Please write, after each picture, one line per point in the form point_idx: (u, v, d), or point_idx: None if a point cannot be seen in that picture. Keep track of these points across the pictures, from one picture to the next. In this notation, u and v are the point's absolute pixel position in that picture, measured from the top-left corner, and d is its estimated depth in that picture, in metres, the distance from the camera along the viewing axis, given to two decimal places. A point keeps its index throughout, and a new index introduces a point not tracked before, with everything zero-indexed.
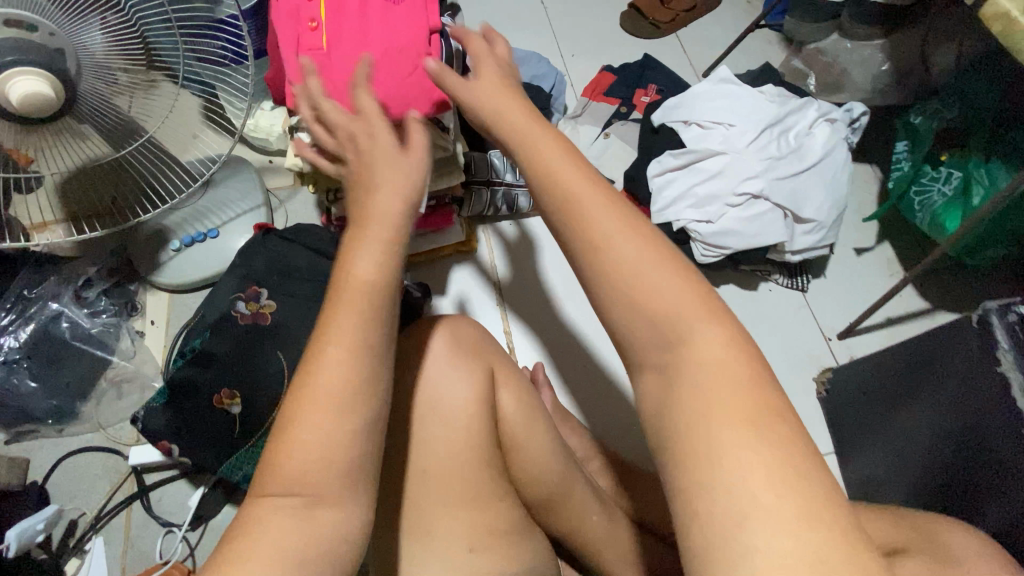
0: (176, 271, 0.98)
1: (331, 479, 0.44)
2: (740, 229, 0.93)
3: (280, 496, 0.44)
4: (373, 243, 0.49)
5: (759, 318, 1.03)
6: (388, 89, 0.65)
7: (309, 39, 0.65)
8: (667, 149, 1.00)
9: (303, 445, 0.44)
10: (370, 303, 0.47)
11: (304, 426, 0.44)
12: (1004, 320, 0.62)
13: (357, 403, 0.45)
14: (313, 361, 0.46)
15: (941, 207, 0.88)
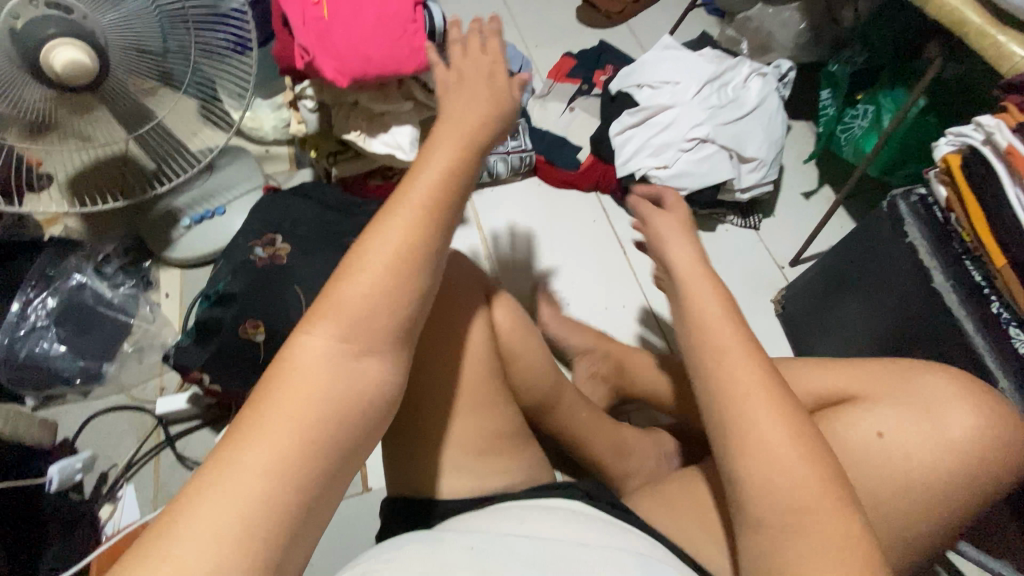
0: (187, 246, 1.06)
1: (382, 328, 0.45)
2: (694, 171, 1.06)
3: (321, 340, 0.44)
4: (443, 144, 0.52)
5: (719, 253, 1.15)
6: (380, 50, 0.76)
7: (312, 11, 0.77)
8: (624, 110, 1.13)
9: (359, 294, 0.45)
10: (439, 195, 0.49)
11: (363, 277, 0.45)
12: (908, 202, 0.75)
13: (409, 271, 0.46)
14: (380, 222, 0.47)
15: (862, 137, 1.03)
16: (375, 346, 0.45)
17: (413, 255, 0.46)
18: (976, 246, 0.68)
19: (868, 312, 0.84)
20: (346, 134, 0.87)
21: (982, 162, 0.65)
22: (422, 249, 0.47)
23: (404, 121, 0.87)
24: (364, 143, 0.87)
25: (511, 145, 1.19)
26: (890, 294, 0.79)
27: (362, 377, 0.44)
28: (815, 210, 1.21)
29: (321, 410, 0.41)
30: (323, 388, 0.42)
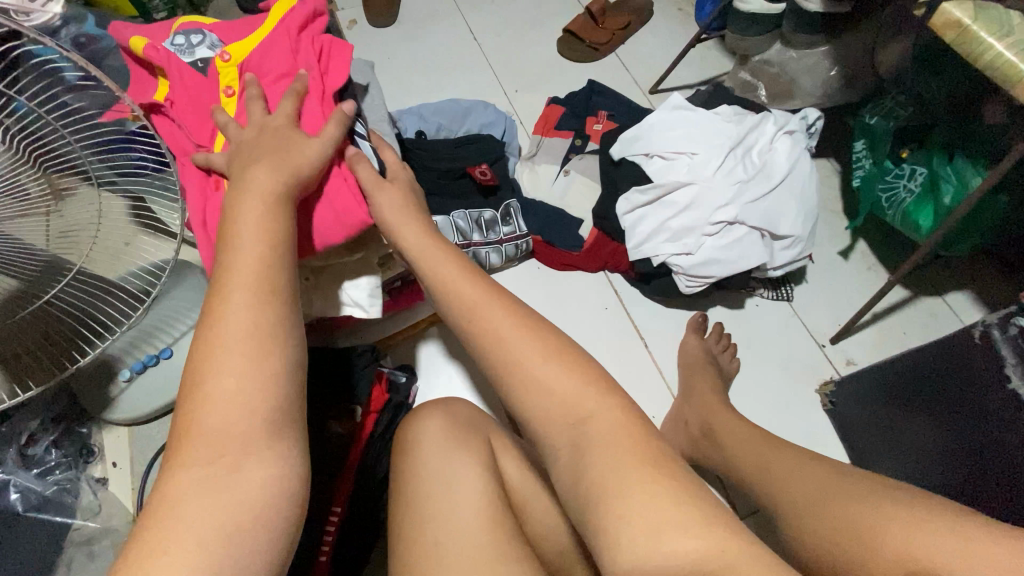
0: (131, 404, 0.89)
1: (245, 424, 0.45)
2: (721, 257, 0.91)
3: (190, 471, 0.44)
4: (250, 226, 0.53)
5: (752, 335, 1.01)
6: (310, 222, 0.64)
7: (213, 196, 0.66)
8: (632, 185, 0.97)
9: (211, 400, 0.46)
10: (264, 293, 0.50)
11: (218, 394, 0.46)
12: (1006, 336, 0.64)
13: (265, 367, 0.47)
14: (214, 316, 0.49)
15: (912, 205, 0.88)
16: (245, 449, 0.45)
17: (254, 338, 0.48)
18: None
19: (945, 442, 0.72)
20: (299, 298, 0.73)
21: None
22: (268, 325, 0.49)
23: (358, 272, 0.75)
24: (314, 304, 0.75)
25: (503, 232, 1.00)
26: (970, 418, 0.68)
27: (244, 485, 0.44)
28: (852, 270, 1.07)
29: (213, 531, 0.42)
30: (200, 508, 0.42)
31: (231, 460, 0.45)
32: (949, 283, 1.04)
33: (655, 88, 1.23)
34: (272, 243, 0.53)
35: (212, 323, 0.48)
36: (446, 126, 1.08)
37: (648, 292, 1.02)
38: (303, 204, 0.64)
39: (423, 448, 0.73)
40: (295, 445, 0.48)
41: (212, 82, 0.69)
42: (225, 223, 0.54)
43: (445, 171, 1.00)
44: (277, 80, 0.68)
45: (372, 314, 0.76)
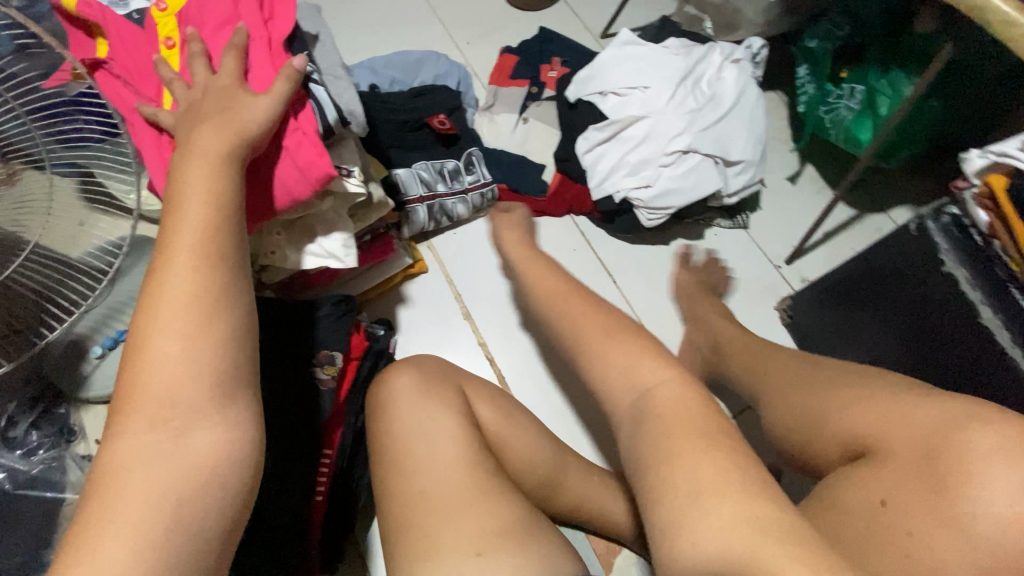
0: (106, 379, 0.88)
1: (191, 390, 0.46)
2: (679, 186, 0.94)
3: (142, 435, 0.45)
4: (190, 199, 0.52)
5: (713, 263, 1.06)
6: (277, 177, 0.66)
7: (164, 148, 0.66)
8: (589, 124, 0.99)
9: (156, 368, 0.46)
10: (205, 261, 0.50)
11: (162, 363, 0.46)
12: (939, 224, 0.69)
13: (209, 334, 0.48)
14: (153, 289, 0.48)
15: (852, 121, 0.92)
16: (194, 415, 0.46)
17: (195, 306, 0.48)
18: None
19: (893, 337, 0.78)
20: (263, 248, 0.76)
21: None
22: (212, 296, 0.49)
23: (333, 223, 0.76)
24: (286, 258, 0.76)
25: (467, 181, 1.02)
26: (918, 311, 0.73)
27: (194, 449, 0.46)
28: (802, 194, 1.12)
29: (162, 495, 0.44)
30: (153, 473, 0.44)
31: (178, 426, 0.46)
32: (891, 199, 1.10)
33: (605, 32, 1.24)
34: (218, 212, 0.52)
35: (155, 293, 0.48)
36: (400, 79, 1.07)
37: (613, 230, 1.05)
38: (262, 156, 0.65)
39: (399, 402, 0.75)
40: (246, 412, 0.49)
41: (151, 35, 0.68)
42: (174, 198, 0.53)
43: (404, 123, 1.00)
44: (216, 29, 0.67)
45: (347, 265, 0.77)
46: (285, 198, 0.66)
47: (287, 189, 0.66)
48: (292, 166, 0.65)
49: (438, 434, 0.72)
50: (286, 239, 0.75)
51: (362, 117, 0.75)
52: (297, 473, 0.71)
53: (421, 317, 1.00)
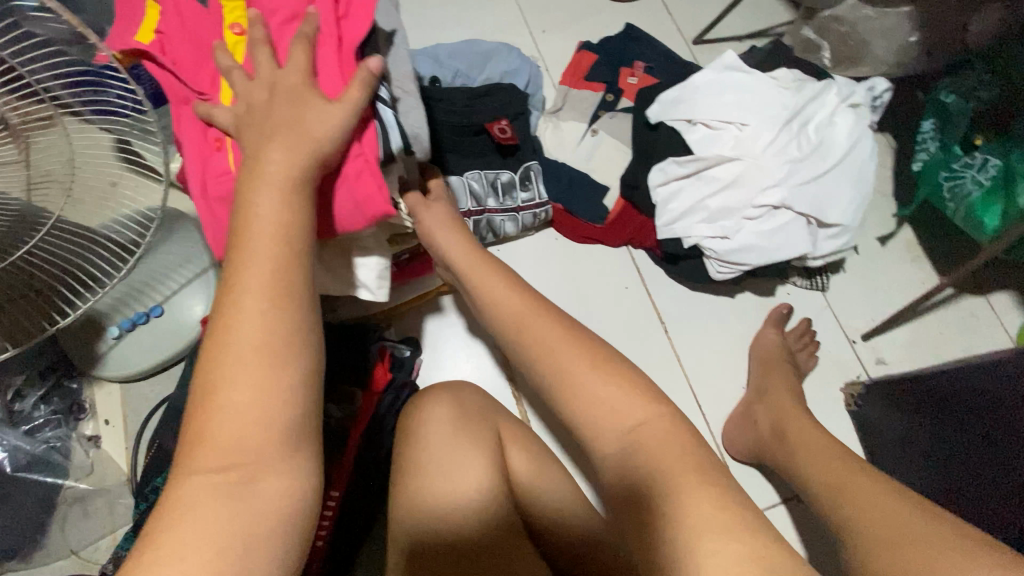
0: (120, 361, 0.85)
1: (261, 453, 0.38)
2: (762, 245, 0.83)
3: (209, 473, 0.37)
4: (268, 180, 0.44)
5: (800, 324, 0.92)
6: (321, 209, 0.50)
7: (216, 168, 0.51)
8: (669, 156, 0.87)
9: (225, 423, 0.37)
10: (280, 260, 0.41)
11: (237, 386, 0.38)
12: None
13: (292, 354, 0.40)
14: (227, 295, 0.40)
15: (978, 199, 0.79)
16: (264, 458, 0.38)
17: (272, 325, 0.39)
18: None
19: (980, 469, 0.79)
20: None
21: None
22: (282, 343, 0.39)
23: (368, 250, 0.59)
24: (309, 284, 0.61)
25: (520, 199, 0.92)
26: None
27: (263, 496, 0.37)
28: (894, 260, 0.99)
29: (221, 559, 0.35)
30: (206, 520, 0.36)
31: (249, 467, 0.37)
32: (997, 280, 0.96)
33: (699, 38, 1.09)
34: (288, 243, 0.42)
35: (223, 337, 0.39)
36: (463, 72, 0.96)
37: (674, 273, 0.94)
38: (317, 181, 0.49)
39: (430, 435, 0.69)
40: (315, 455, 0.41)
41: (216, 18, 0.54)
42: (237, 228, 0.42)
43: (461, 125, 0.89)
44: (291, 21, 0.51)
45: (380, 300, 0.61)
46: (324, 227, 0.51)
47: (337, 222, 0.50)
48: (340, 193, 0.50)
49: (460, 477, 0.65)
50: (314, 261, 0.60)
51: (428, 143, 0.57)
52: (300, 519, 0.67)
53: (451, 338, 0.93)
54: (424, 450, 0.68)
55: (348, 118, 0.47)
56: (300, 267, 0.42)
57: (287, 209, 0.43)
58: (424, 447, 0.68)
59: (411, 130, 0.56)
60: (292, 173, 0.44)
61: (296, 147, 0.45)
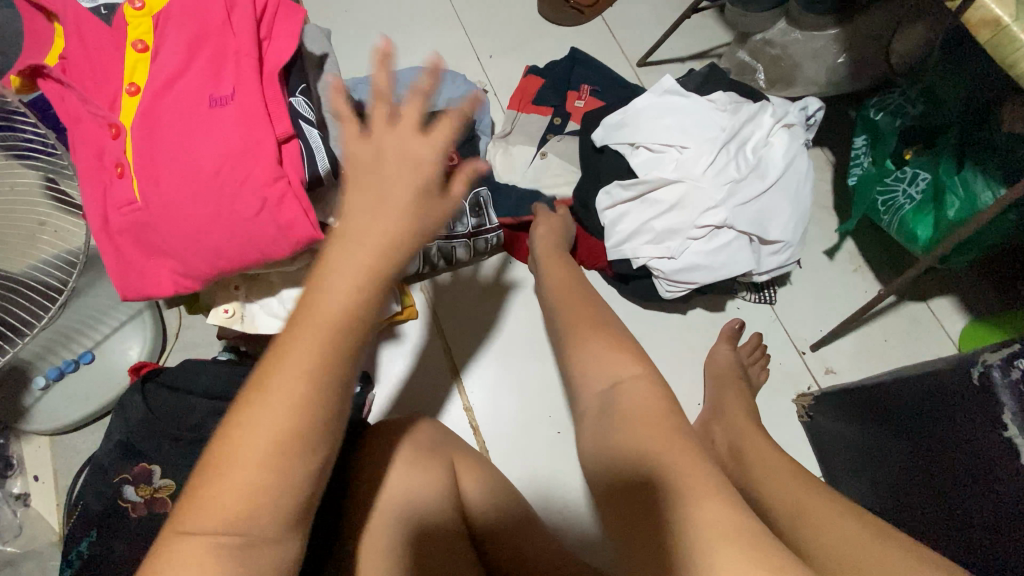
0: (48, 414, 0.80)
1: (256, 529, 0.36)
2: (707, 263, 0.84)
3: (204, 535, 0.36)
4: (347, 252, 0.39)
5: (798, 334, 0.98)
6: (232, 233, 0.51)
7: (117, 189, 0.51)
8: (614, 178, 0.88)
9: (225, 508, 0.36)
10: (331, 349, 0.38)
11: (244, 464, 0.36)
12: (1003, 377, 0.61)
13: (316, 450, 0.38)
14: (266, 369, 0.38)
15: (910, 212, 0.82)
16: (254, 538, 0.37)
17: (298, 419, 0.37)
18: None
19: (910, 463, 0.73)
20: (211, 313, 0.59)
21: None
22: (311, 428, 0.37)
23: (300, 282, 0.60)
24: (243, 321, 0.60)
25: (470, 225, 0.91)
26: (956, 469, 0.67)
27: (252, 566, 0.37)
28: (838, 271, 1.02)
29: None
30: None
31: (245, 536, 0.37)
32: (935, 287, 0.99)
33: (643, 61, 1.11)
34: (342, 338, 0.38)
35: (250, 407, 0.37)
36: (408, 100, 0.95)
37: (628, 293, 0.95)
38: (235, 206, 0.51)
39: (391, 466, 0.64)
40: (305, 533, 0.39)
41: (120, 37, 0.52)
42: (305, 302, 0.38)
43: None
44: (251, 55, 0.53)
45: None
46: (256, 254, 0.53)
47: (258, 246, 0.52)
48: (268, 220, 0.51)
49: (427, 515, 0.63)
50: (246, 296, 0.60)
51: None
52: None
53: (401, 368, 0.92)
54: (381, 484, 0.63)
55: (427, 198, 0.41)
56: (340, 375, 0.38)
57: (349, 302, 0.38)
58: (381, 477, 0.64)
59: (342, 151, 0.59)
60: (353, 284, 0.38)
61: (366, 211, 0.39)
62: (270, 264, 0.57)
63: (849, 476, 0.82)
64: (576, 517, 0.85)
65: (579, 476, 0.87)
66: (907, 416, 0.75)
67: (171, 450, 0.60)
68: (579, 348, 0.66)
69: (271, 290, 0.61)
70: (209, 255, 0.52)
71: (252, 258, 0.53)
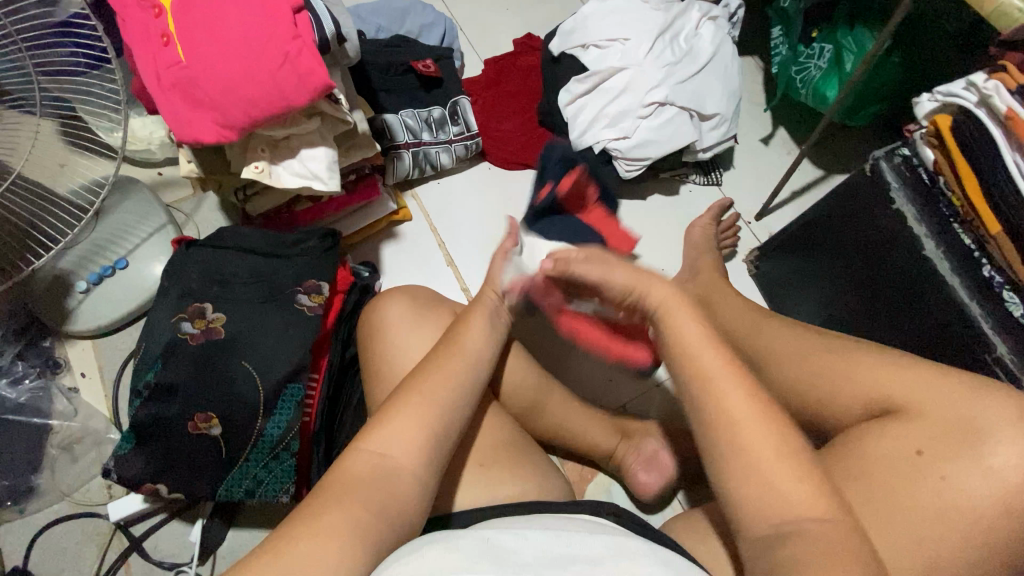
0: (91, 314, 0.89)
1: (406, 464, 0.57)
2: (657, 139, 0.98)
3: (368, 457, 0.56)
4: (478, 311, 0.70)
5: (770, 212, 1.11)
6: (261, 86, 0.63)
7: (164, 55, 0.63)
8: (571, 77, 1.03)
9: (382, 441, 0.57)
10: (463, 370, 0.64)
11: (404, 424, 0.58)
12: (892, 163, 0.71)
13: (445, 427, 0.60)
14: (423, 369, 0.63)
15: (821, 79, 0.97)
16: (407, 463, 0.57)
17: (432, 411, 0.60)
18: (966, 210, 0.66)
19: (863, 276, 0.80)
20: (245, 169, 0.71)
21: (978, 126, 0.62)
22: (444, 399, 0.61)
23: (317, 142, 0.72)
24: (271, 177, 0.72)
25: (452, 132, 1.03)
26: (900, 274, 0.74)
27: (395, 484, 0.56)
28: (773, 155, 1.17)
29: (362, 512, 0.52)
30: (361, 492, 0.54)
31: (390, 465, 0.56)
32: (857, 159, 1.14)
33: None
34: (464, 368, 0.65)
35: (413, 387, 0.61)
36: (385, 27, 1.08)
37: None
38: (263, 64, 0.63)
39: (391, 323, 0.75)
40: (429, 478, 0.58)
41: None
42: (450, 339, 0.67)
43: (388, 66, 1.00)
44: None
45: (332, 188, 0.73)
46: (281, 103, 0.64)
47: (284, 94, 0.64)
48: (290, 70, 0.63)
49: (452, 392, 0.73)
50: (272, 158, 0.72)
51: (359, 44, 0.72)
52: (282, 401, 0.70)
53: (399, 260, 1.02)
54: (389, 334, 0.74)
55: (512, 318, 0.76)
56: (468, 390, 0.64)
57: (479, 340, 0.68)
58: (388, 331, 0.74)
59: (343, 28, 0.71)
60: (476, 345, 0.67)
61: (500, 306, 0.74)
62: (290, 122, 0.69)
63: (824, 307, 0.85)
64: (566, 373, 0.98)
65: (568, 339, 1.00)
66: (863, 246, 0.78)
67: (218, 290, 0.71)
68: (740, 451, 0.46)
69: (295, 149, 0.72)
70: (243, 105, 0.64)
71: (280, 110, 0.65)
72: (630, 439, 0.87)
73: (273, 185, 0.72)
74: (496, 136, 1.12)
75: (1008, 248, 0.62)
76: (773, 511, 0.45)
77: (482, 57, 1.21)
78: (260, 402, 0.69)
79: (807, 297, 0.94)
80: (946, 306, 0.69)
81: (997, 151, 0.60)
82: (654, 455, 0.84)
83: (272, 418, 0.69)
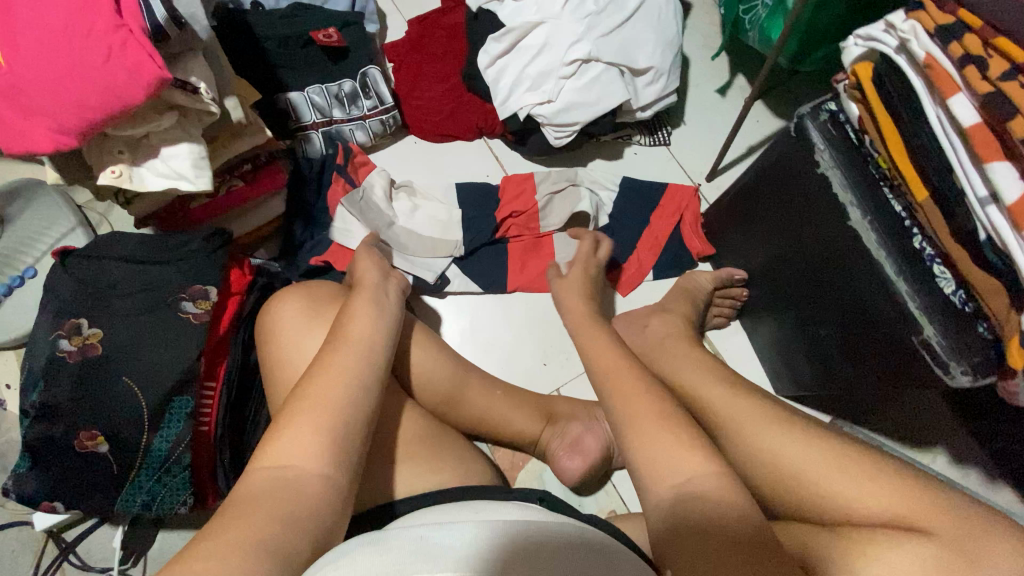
0: (6, 324, 0.89)
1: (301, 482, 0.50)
2: (583, 100, 0.89)
3: (264, 481, 0.50)
4: (362, 303, 0.66)
5: (722, 176, 1.02)
6: (88, 87, 0.57)
7: None
8: (489, 36, 0.94)
9: (283, 461, 0.51)
10: (356, 364, 0.59)
11: (304, 426, 0.53)
12: (817, 121, 0.63)
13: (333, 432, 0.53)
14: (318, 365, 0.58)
15: (766, 20, 0.86)
16: (305, 475, 0.51)
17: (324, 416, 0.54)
18: (893, 174, 0.58)
19: (806, 263, 0.71)
20: (101, 174, 0.66)
21: (900, 76, 0.52)
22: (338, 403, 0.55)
23: (176, 139, 0.67)
24: (133, 181, 0.67)
25: (365, 106, 0.95)
26: (831, 254, 0.66)
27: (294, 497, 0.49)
28: (729, 106, 1.06)
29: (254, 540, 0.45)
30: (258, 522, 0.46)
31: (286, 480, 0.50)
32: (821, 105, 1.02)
33: None
34: (362, 367, 0.59)
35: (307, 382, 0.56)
36: None
37: (528, 153, 0.99)
38: (86, 60, 0.57)
39: (284, 328, 0.72)
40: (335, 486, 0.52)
41: None
42: (338, 338, 0.61)
43: (285, 39, 0.92)
44: None
45: (201, 187, 0.70)
46: (115, 102, 0.59)
47: (116, 91, 0.58)
48: (116, 65, 0.57)
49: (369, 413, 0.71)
50: (132, 160, 0.67)
51: (207, 21, 0.65)
52: (170, 415, 0.68)
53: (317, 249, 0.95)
54: (280, 342, 0.71)
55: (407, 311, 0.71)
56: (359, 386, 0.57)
57: (372, 333, 0.63)
58: (278, 340, 0.71)
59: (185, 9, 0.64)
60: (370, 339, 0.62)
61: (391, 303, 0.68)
62: (140, 121, 0.63)
63: (795, 303, 0.77)
64: (501, 361, 0.93)
65: (503, 325, 0.95)
66: (800, 223, 0.70)
67: (94, 305, 0.69)
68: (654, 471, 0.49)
69: (154, 149, 0.67)
70: (75, 109, 0.58)
71: (120, 109, 0.60)
72: (556, 424, 0.83)
73: (136, 190, 0.68)
74: (419, 106, 1.01)
75: (932, 216, 0.54)
76: (689, 498, 0.46)
77: (406, 18, 1.11)
78: (144, 418, 0.67)
79: (758, 283, 0.87)
80: (873, 284, 0.61)
81: (920, 105, 0.51)
82: (579, 441, 0.81)
83: (159, 433, 0.68)
